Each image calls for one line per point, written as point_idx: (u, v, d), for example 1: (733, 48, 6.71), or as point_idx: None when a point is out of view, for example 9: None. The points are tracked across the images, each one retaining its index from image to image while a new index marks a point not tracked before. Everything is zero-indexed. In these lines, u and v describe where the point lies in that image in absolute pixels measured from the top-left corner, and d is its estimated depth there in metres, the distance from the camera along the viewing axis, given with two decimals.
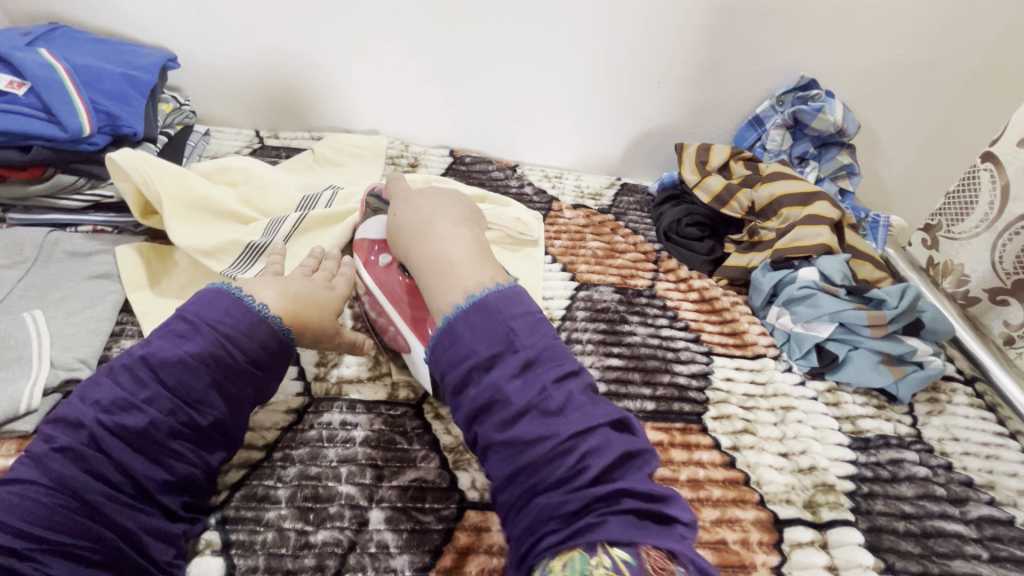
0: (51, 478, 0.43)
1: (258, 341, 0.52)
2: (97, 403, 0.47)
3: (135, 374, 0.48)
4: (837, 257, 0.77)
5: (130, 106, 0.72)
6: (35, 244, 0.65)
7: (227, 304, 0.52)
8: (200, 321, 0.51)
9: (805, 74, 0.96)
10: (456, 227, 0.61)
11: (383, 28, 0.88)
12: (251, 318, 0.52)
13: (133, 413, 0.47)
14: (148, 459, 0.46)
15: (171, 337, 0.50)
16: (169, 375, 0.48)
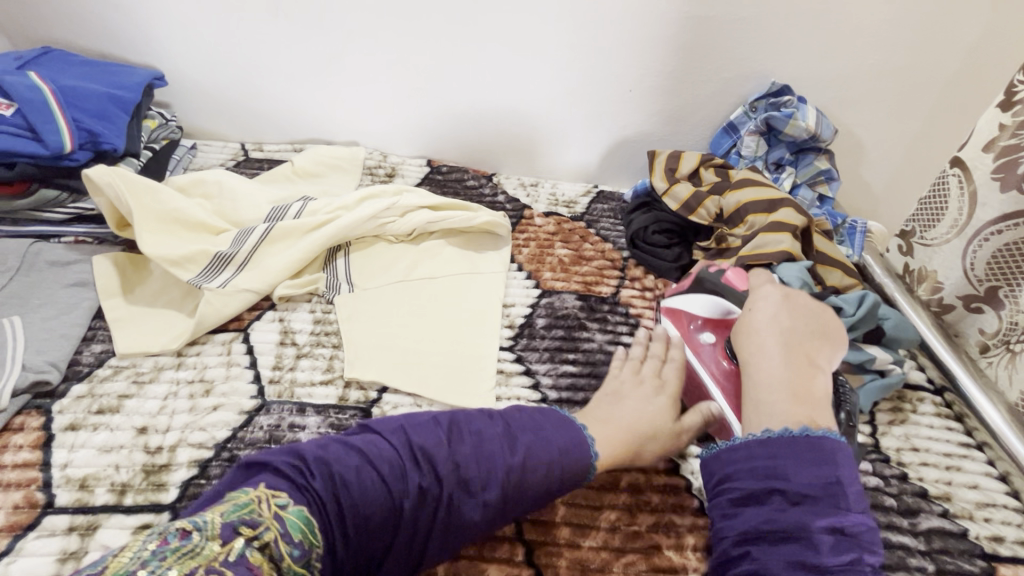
0: (359, 465, 0.46)
1: (576, 453, 0.53)
2: (438, 472, 0.48)
3: (486, 466, 0.49)
4: (797, 264, 0.75)
5: (113, 124, 0.76)
6: (18, 254, 0.69)
7: (561, 421, 0.55)
8: (544, 427, 0.53)
9: (777, 81, 0.95)
10: (780, 306, 0.62)
11: (361, 43, 0.91)
12: (581, 459, 0.53)
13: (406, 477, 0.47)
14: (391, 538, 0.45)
15: (501, 440, 0.51)
16: (483, 482, 0.48)
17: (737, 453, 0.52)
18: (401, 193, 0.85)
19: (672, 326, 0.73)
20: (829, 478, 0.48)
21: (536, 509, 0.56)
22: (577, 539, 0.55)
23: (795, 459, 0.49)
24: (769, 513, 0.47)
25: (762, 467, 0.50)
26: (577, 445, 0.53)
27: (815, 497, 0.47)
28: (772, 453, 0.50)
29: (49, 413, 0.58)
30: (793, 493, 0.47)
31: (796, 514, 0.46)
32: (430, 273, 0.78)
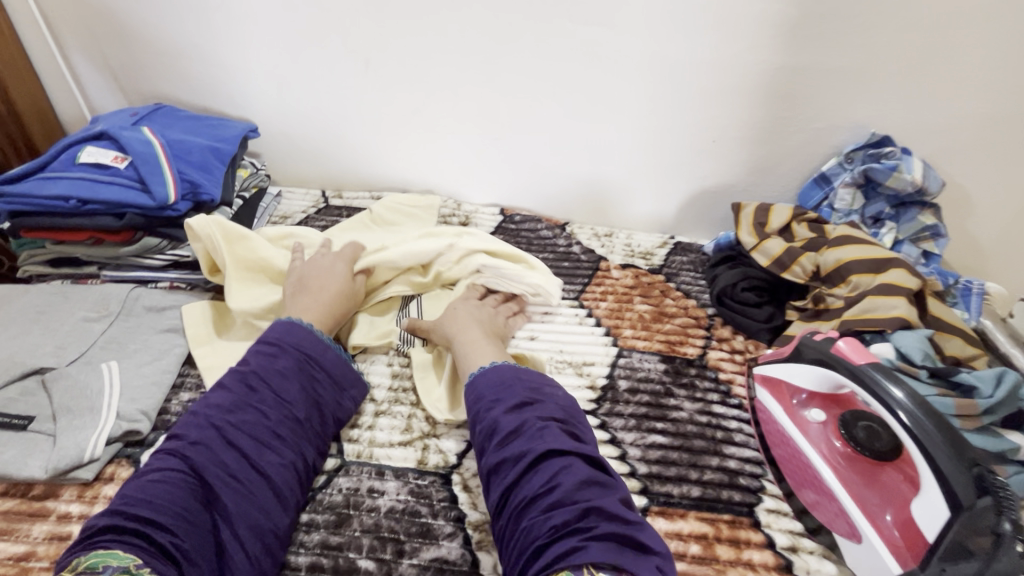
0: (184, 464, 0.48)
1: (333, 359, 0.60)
2: (218, 406, 0.52)
3: (246, 381, 0.54)
4: (915, 333, 0.68)
5: (212, 175, 0.79)
6: (120, 299, 0.72)
7: (305, 331, 0.60)
8: (287, 342, 0.58)
9: (876, 131, 0.89)
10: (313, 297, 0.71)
11: (440, 96, 0.93)
12: (298, 332, 0.60)
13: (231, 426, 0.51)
14: (259, 443, 0.51)
15: (235, 392, 0.53)
16: (263, 382, 0.54)
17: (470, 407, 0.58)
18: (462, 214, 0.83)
19: (773, 400, 0.64)
20: (523, 386, 0.56)
21: None
22: None
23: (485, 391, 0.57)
24: (484, 427, 0.54)
25: (506, 410, 0.54)
26: (290, 333, 0.59)
27: (530, 416, 0.52)
28: (477, 395, 0.57)
29: (138, 463, 0.58)
30: (523, 426, 0.52)
31: (499, 417, 0.53)
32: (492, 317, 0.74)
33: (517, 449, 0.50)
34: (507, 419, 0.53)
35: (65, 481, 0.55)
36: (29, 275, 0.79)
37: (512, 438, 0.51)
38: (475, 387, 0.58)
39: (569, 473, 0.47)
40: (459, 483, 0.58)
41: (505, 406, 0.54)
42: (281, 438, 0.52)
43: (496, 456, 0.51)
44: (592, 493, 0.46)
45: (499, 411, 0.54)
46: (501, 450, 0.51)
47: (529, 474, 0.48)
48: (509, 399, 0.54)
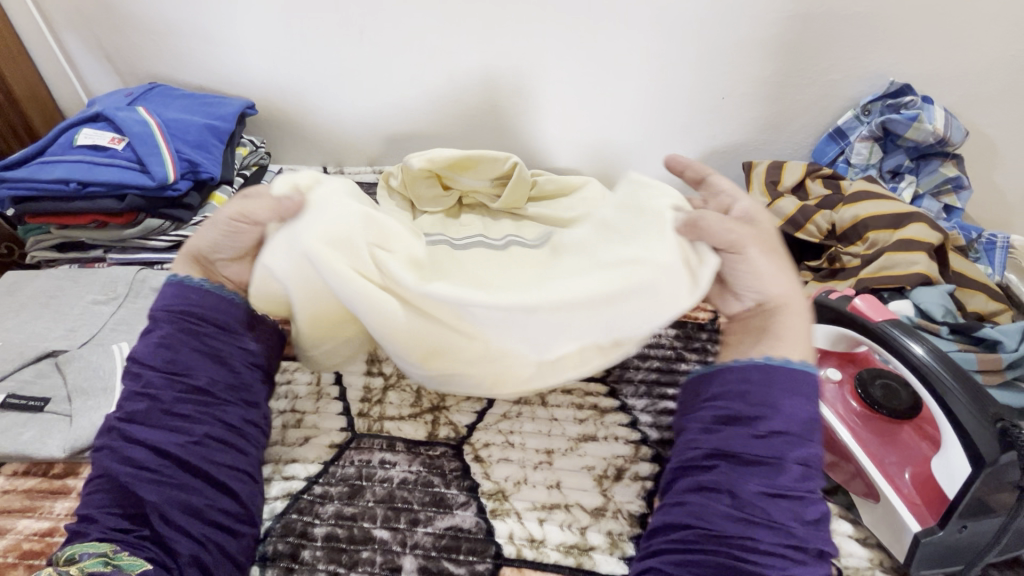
0: (111, 471, 0.47)
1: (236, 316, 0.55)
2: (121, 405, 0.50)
3: (130, 371, 0.51)
4: (937, 289, 0.66)
5: (210, 154, 0.78)
6: (126, 281, 0.72)
7: (177, 288, 0.54)
8: (160, 310, 0.53)
9: (896, 80, 0.85)
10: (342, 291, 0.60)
11: (437, 61, 0.89)
12: (198, 291, 0.54)
13: (144, 419, 0.49)
14: (163, 428, 0.49)
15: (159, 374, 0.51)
16: (157, 358, 0.51)
17: (727, 375, 0.50)
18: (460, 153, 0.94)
19: None
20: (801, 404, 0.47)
21: None
22: None
23: (780, 396, 0.47)
24: (735, 437, 0.46)
25: (708, 425, 0.49)
26: (180, 296, 0.54)
27: (814, 498, 0.45)
28: (768, 380, 0.48)
29: None
30: (794, 489, 0.44)
31: (745, 439, 0.46)
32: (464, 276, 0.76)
33: (759, 454, 0.45)
34: (757, 440, 0.46)
35: (84, 460, 0.56)
36: (37, 260, 0.79)
37: (759, 470, 0.45)
38: (743, 372, 0.49)
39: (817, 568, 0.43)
40: (470, 453, 0.58)
41: (795, 450, 0.45)
42: (184, 415, 0.50)
43: (743, 496, 0.44)
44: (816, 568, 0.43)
45: (750, 429, 0.46)
46: (760, 496, 0.44)
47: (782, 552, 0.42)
48: (774, 420, 0.46)
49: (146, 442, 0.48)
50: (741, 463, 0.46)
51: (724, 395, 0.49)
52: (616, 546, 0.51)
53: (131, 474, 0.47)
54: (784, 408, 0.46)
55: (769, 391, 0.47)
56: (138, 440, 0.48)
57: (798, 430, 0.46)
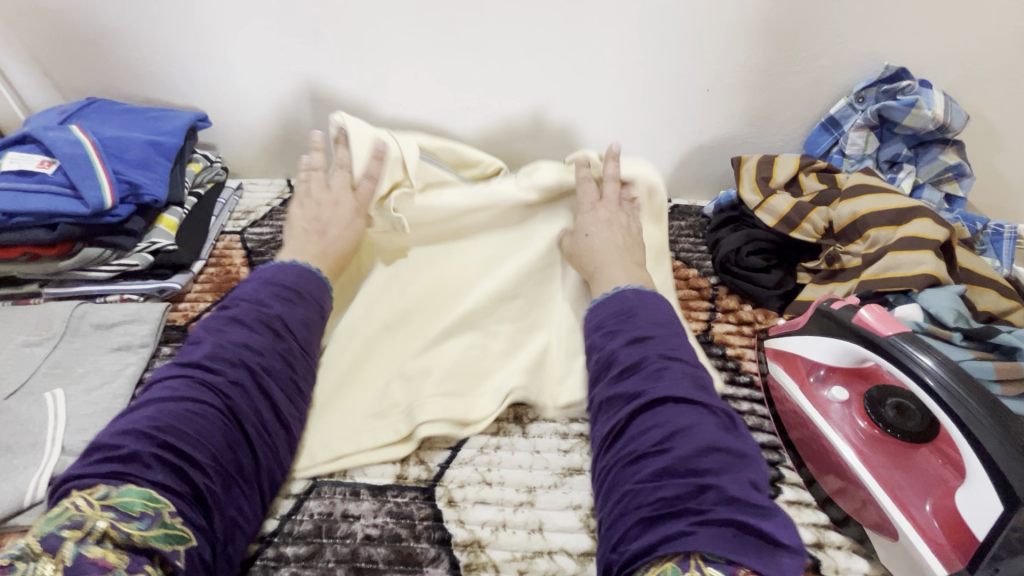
0: (196, 399, 0.45)
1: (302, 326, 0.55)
2: (220, 345, 0.49)
3: (244, 321, 0.51)
4: (946, 291, 0.61)
5: (154, 173, 0.72)
6: (63, 318, 0.66)
7: (305, 272, 0.58)
8: (291, 285, 0.56)
9: (891, 63, 0.79)
10: None
11: (402, 64, 0.83)
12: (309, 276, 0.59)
13: (212, 367, 0.47)
14: (265, 388, 0.49)
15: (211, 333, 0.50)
16: (277, 322, 0.53)
17: (594, 327, 0.53)
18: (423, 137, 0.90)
19: (788, 377, 0.58)
20: (639, 323, 0.50)
21: None
22: None
23: (638, 316, 0.51)
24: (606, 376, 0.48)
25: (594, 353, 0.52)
26: (295, 275, 0.57)
27: (667, 366, 0.46)
28: (604, 327, 0.52)
29: None
30: (644, 364, 0.46)
31: (625, 364, 0.47)
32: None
33: (635, 373, 0.46)
34: (628, 362, 0.47)
35: (9, 528, 0.50)
36: None
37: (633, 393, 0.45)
38: (597, 310, 0.54)
39: (692, 427, 0.42)
40: (443, 497, 0.52)
41: (628, 342, 0.49)
42: (286, 386, 0.52)
43: (621, 418, 0.45)
44: (719, 441, 0.41)
45: (629, 384, 0.46)
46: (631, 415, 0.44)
47: (653, 426, 0.43)
48: (631, 332, 0.50)
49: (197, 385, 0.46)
50: (610, 376, 0.48)
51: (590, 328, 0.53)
52: None
53: (177, 426, 0.43)
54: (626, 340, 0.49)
55: (617, 320, 0.52)
56: (181, 385, 0.46)
57: (645, 327, 0.50)
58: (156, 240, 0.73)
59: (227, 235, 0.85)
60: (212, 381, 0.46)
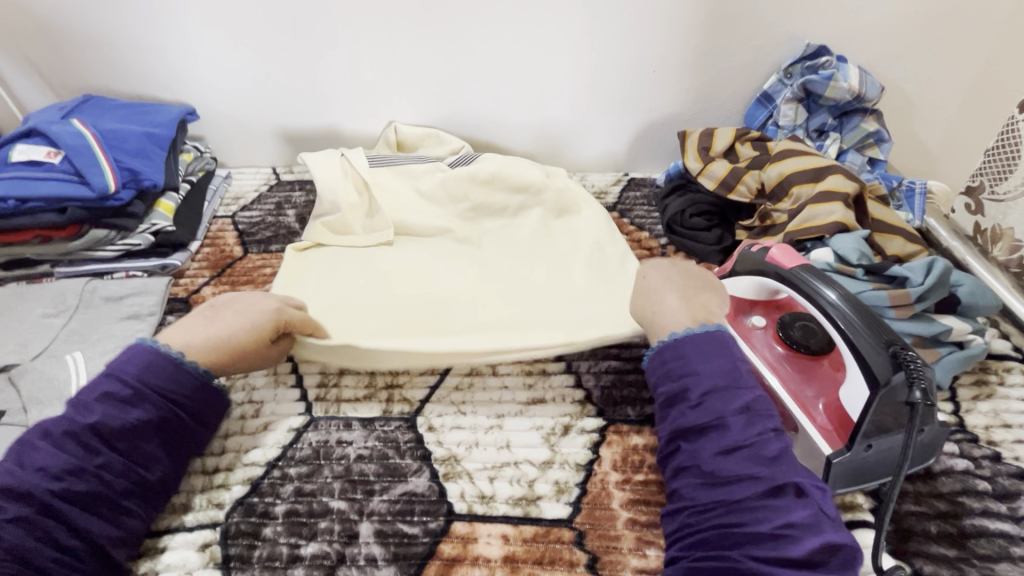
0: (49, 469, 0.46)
1: (160, 371, 0.53)
2: (97, 403, 0.50)
3: (120, 383, 0.51)
4: (853, 235, 0.70)
5: (151, 160, 0.79)
6: (76, 293, 0.73)
7: (165, 365, 0.53)
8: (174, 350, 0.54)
9: (812, 42, 0.89)
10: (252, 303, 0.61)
11: (373, 57, 0.91)
12: (171, 368, 0.53)
13: (87, 415, 0.49)
14: (133, 449, 0.50)
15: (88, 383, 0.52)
16: (155, 379, 0.52)
17: (658, 363, 0.54)
18: (390, 123, 0.99)
19: None
20: (730, 368, 0.51)
21: (596, 515, 0.53)
22: (642, 545, 0.51)
23: (703, 367, 0.51)
24: (690, 416, 0.50)
25: (664, 406, 0.52)
26: (153, 373, 0.52)
27: (769, 437, 0.47)
28: (680, 356, 0.53)
29: None
30: (750, 440, 0.47)
31: (727, 412, 0.48)
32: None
33: (743, 435, 0.47)
34: (734, 412, 0.48)
35: None
36: None
37: (726, 441, 0.47)
38: (664, 354, 0.54)
39: (809, 518, 0.43)
40: (423, 425, 0.61)
41: (730, 404, 0.49)
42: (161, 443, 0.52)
43: (708, 464, 0.47)
44: (823, 525, 0.43)
45: (686, 402, 0.50)
46: (720, 457, 0.47)
47: (764, 506, 0.44)
48: (723, 383, 0.50)
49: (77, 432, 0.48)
50: (699, 437, 0.49)
51: (668, 381, 0.52)
52: (562, 492, 0.55)
53: (52, 471, 0.46)
54: (707, 374, 0.51)
55: (685, 362, 0.52)
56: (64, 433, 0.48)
57: (723, 381, 0.50)
58: (156, 222, 0.80)
59: (219, 219, 0.91)
60: (79, 431, 0.48)
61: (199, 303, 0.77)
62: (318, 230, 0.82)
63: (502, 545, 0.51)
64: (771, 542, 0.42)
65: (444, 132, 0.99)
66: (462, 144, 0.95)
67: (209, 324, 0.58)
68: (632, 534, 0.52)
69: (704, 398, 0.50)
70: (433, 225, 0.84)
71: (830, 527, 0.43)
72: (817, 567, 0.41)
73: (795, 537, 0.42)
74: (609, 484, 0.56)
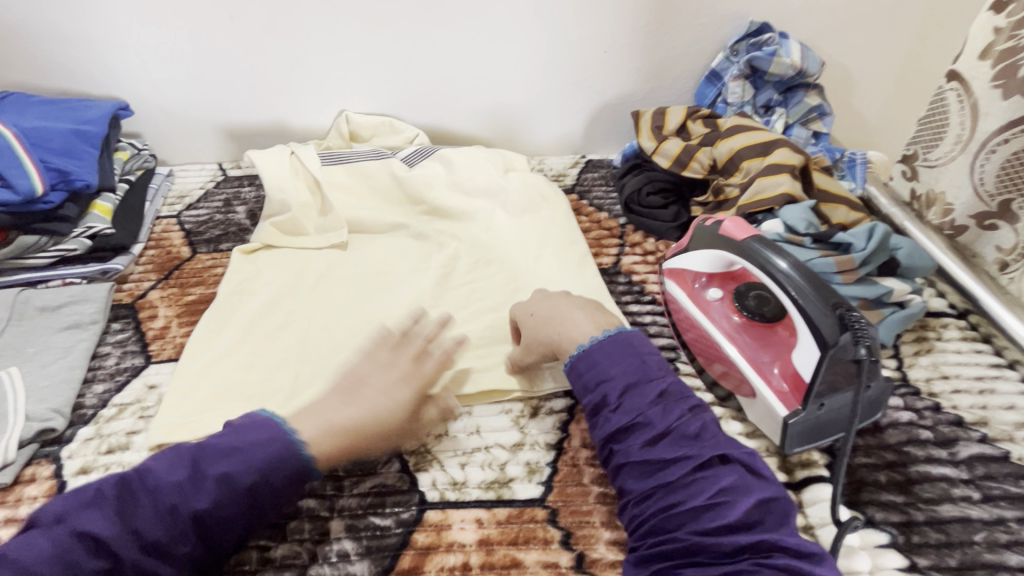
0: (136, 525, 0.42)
1: (286, 471, 0.47)
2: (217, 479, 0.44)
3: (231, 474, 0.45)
4: (800, 205, 0.73)
5: (83, 161, 0.75)
6: (7, 304, 0.68)
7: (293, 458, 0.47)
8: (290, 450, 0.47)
9: (755, 19, 0.91)
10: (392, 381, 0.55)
11: (322, 43, 0.88)
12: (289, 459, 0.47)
13: (197, 496, 0.44)
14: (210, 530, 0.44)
15: (217, 449, 0.46)
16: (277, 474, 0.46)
17: (574, 376, 0.54)
18: (340, 112, 0.95)
19: (678, 288, 0.69)
20: (639, 363, 0.52)
21: (568, 491, 0.54)
22: (613, 518, 0.52)
23: (615, 370, 0.52)
24: (610, 416, 0.51)
25: (591, 413, 0.53)
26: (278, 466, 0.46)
27: (688, 417, 0.49)
28: (591, 361, 0.54)
29: (58, 459, 0.57)
30: (672, 425, 0.48)
31: (643, 405, 0.50)
32: (374, 263, 0.79)
33: (663, 423, 0.49)
34: (653, 402, 0.50)
35: None
36: None
37: (651, 434, 0.48)
38: (577, 366, 0.54)
39: (736, 482, 0.45)
40: None
41: (646, 397, 0.50)
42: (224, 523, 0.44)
43: (638, 456, 0.48)
44: (751, 485, 0.45)
45: (608, 407, 0.51)
46: (647, 448, 0.48)
47: (695, 481, 0.46)
48: (635, 374, 0.52)
49: (176, 519, 0.43)
50: (626, 435, 0.50)
51: (586, 387, 0.53)
52: (534, 473, 0.56)
53: (142, 540, 0.41)
54: (616, 373, 0.52)
55: (601, 366, 0.53)
56: (163, 513, 0.43)
57: (636, 376, 0.52)
58: (93, 224, 0.75)
59: (163, 219, 0.87)
60: (183, 510, 0.43)
61: (146, 307, 0.73)
62: (268, 231, 0.80)
63: (476, 529, 0.51)
64: (707, 514, 0.44)
65: (398, 120, 0.96)
66: (417, 132, 0.94)
67: (349, 403, 0.52)
68: (603, 507, 0.53)
69: (622, 399, 0.51)
70: (391, 221, 0.83)
71: (761, 487, 0.45)
72: (754, 527, 0.43)
73: (730, 503, 0.44)
74: (579, 462, 0.56)
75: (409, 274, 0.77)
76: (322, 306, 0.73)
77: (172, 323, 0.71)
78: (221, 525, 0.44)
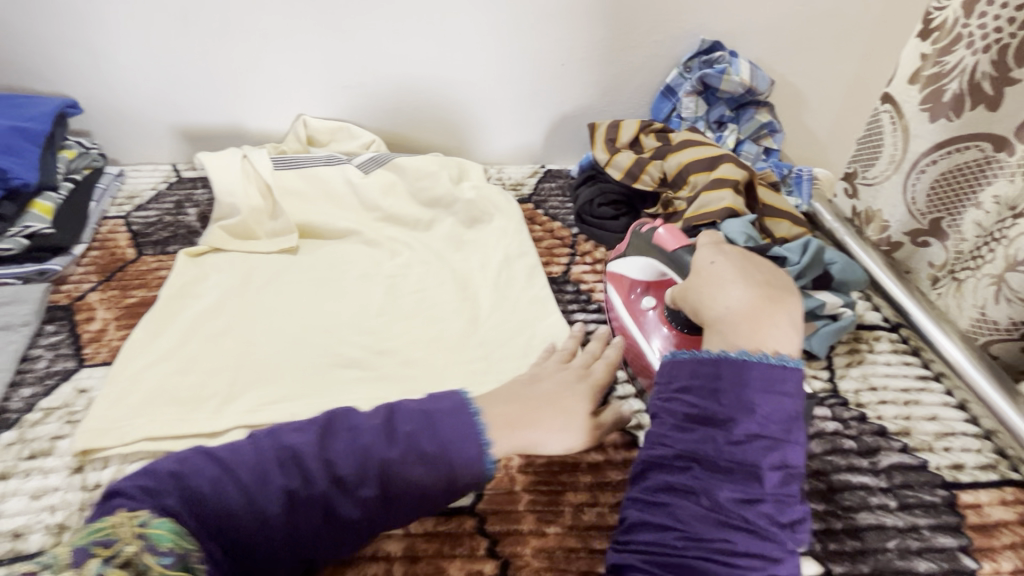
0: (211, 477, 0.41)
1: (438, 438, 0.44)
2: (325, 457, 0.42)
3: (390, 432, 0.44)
4: (741, 219, 0.74)
5: (22, 158, 0.74)
6: None
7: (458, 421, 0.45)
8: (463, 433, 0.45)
9: (706, 38, 0.94)
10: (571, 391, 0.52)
11: (280, 46, 0.88)
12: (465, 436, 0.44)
13: (389, 447, 0.43)
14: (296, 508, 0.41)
15: (408, 412, 0.45)
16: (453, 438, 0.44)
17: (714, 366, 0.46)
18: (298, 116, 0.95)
19: (616, 291, 0.70)
20: (786, 421, 0.43)
21: (499, 499, 0.54)
22: (541, 524, 0.52)
23: (741, 415, 0.43)
24: (718, 452, 0.42)
25: (678, 423, 0.45)
26: (462, 438, 0.44)
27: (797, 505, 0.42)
28: (743, 376, 0.44)
29: None
30: (774, 499, 0.41)
31: (765, 465, 0.41)
32: (323, 268, 0.79)
33: (772, 491, 0.41)
34: (772, 467, 0.42)
35: None
36: None
37: (754, 494, 0.41)
38: (722, 367, 0.45)
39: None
40: None
41: (772, 460, 0.42)
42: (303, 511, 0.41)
43: (721, 506, 0.41)
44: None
45: (728, 435, 0.43)
46: (738, 505, 0.41)
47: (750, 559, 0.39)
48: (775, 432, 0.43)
49: (369, 461, 0.42)
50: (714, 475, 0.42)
51: (718, 401, 0.44)
52: None
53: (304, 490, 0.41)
54: (761, 413, 0.43)
55: (743, 388, 0.44)
56: (363, 452, 0.43)
57: (777, 429, 0.43)
58: (30, 224, 0.74)
59: (110, 220, 0.85)
60: (371, 459, 0.42)
61: (83, 309, 0.72)
62: (216, 235, 0.80)
63: (404, 536, 0.51)
64: None
65: (356, 125, 0.96)
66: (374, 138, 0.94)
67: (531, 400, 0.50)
68: (532, 514, 0.53)
69: (748, 439, 0.42)
70: (343, 227, 0.83)
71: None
72: None
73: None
74: (512, 470, 0.57)
75: (357, 281, 0.77)
76: (266, 310, 0.72)
77: (110, 326, 0.70)
78: (326, 505, 0.41)
